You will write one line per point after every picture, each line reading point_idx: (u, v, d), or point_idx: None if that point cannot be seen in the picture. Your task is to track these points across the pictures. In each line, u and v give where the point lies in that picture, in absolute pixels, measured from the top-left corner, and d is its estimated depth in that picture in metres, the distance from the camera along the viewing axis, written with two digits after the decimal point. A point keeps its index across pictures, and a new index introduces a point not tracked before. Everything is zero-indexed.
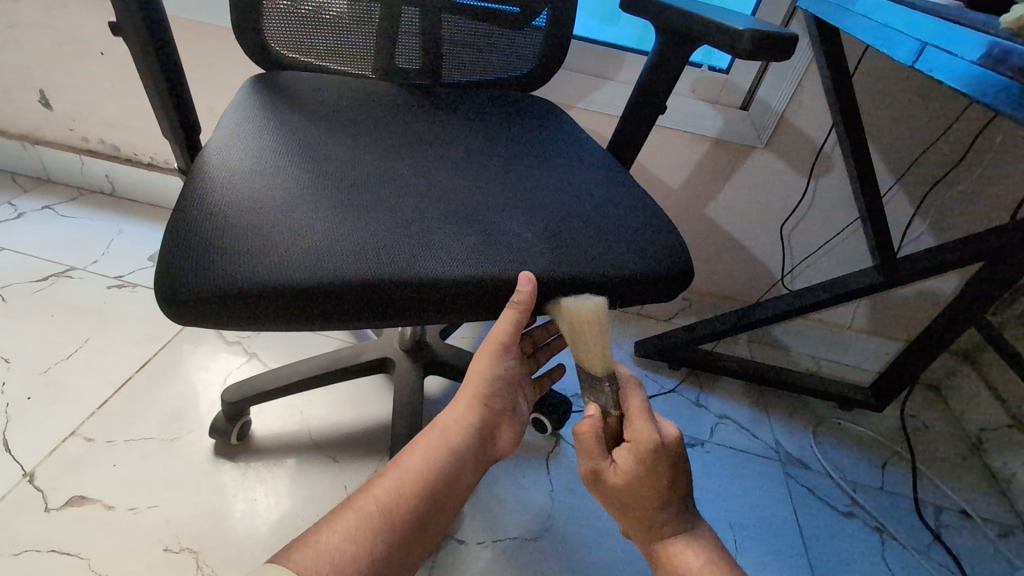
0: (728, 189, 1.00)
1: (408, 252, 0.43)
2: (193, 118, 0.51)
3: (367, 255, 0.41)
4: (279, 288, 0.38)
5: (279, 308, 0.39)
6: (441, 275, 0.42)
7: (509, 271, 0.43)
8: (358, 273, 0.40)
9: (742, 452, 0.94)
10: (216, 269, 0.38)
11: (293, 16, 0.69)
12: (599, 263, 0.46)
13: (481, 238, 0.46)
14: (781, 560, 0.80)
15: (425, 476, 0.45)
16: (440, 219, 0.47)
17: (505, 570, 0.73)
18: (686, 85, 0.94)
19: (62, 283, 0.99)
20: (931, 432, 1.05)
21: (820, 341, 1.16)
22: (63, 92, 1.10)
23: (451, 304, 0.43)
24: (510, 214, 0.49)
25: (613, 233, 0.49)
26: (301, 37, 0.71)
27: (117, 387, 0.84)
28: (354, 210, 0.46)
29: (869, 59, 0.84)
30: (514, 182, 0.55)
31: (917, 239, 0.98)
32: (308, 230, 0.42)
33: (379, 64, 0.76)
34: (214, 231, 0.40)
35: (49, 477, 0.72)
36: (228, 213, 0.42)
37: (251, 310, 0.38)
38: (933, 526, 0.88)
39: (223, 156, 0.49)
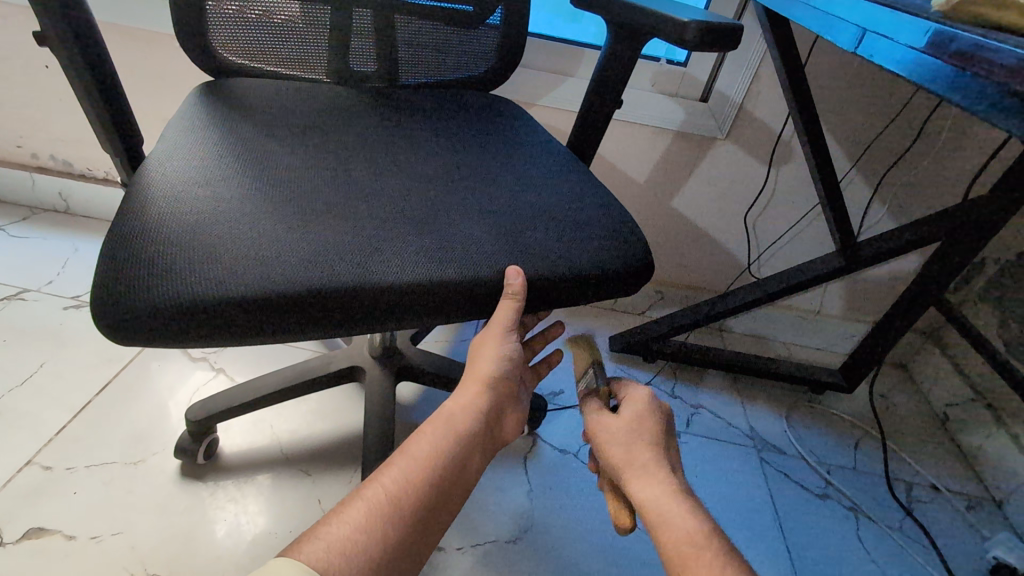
0: (693, 180, 1.01)
1: (358, 258, 0.42)
2: (132, 128, 0.49)
3: (318, 264, 0.40)
4: (225, 302, 0.37)
5: (227, 321, 0.37)
6: (394, 281, 0.41)
7: (464, 272, 0.43)
8: (309, 282, 0.39)
9: (718, 440, 0.95)
10: (159, 284, 0.37)
11: (243, 22, 0.67)
12: (556, 261, 0.46)
13: (437, 241, 0.45)
14: (759, 545, 0.80)
15: (434, 462, 0.43)
16: (393, 222, 0.46)
17: (485, 574, 0.72)
18: (646, 79, 0.94)
19: (14, 307, 0.95)
20: (900, 410, 1.07)
21: (790, 326, 1.18)
22: (7, 107, 1.05)
23: (409, 310, 0.42)
24: (465, 215, 0.49)
25: (571, 230, 0.49)
26: (251, 42, 0.69)
27: (76, 412, 0.81)
28: (304, 218, 0.45)
29: (822, 48, 0.85)
30: (471, 182, 0.54)
31: (877, 222, 1.00)
32: (256, 241, 0.41)
33: (333, 69, 0.74)
34: (156, 245, 0.39)
35: (4, 510, 0.69)
36: (170, 225, 0.41)
37: (195, 326, 0.37)
38: (905, 502, 0.90)
39: (166, 167, 0.48)
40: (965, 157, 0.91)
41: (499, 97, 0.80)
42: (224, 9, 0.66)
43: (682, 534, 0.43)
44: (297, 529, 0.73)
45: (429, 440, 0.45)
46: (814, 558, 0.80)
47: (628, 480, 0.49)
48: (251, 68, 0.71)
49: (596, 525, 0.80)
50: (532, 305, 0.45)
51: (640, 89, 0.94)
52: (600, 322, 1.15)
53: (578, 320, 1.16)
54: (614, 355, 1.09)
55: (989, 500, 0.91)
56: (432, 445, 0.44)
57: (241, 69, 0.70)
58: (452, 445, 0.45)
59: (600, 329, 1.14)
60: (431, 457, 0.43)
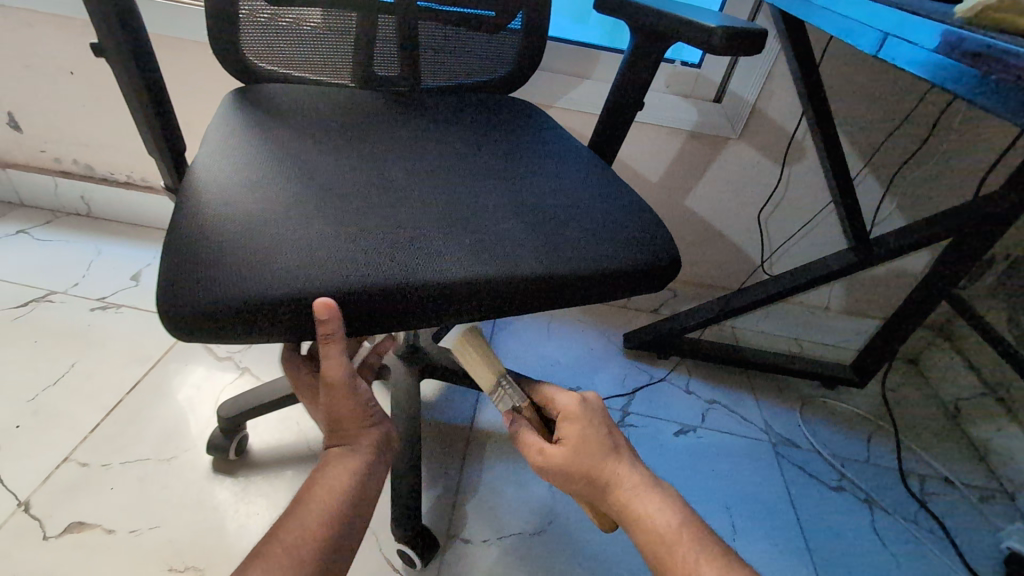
0: (707, 179, 1.02)
1: (403, 258, 0.43)
2: (178, 134, 0.50)
3: (366, 263, 0.42)
4: (283, 300, 0.39)
5: (282, 319, 0.39)
6: (438, 278, 0.43)
7: (504, 269, 0.44)
8: (359, 281, 0.41)
9: (733, 435, 0.97)
10: (220, 283, 0.39)
11: (273, 30, 0.69)
12: (590, 259, 0.47)
13: (476, 240, 0.47)
14: (776, 536, 0.82)
15: (335, 501, 0.45)
16: (434, 223, 0.48)
17: (511, 566, 0.74)
18: (661, 81, 0.96)
19: (43, 308, 0.97)
20: (912, 404, 1.09)
21: (801, 323, 1.20)
22: (32, 112, 1.07)
23: (451, 307, 0.44)
24: (501, 216, 0.50)
25: (602, 230, 0.51)
26: (280, 49, 0.71)
27: (108, 410, 0.83)
28: (348, 220, 0.47)
29: (835, 49, 0.87)
30: (502, 184, 0.56)
31: (888, 220, 1.02)
32: (305, 241, 0.43)
33: (358, 74, 0.76)
34: (214, 246, 0.41)
35: (45, 505, 0.71)
36: (224, 226, 0.43)
37: (254, 323, 0.39)
38: (918, 494, 0.91)
39: (212, 172, 0.49)
40: (975, 155, 0.93)
41: (518, 100, 0.82)
42: (255, 17, 0.67)
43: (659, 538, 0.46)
44: None
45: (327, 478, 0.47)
46: (831, 549, 0.82)
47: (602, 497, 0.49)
48: (279, 74, 0.73)
49: None
50: (564, 300, 0.47)
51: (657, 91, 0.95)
52: (614, 320, 1.17)
53: (593, 318, 1.17)
54: (628, 352, 1.10)
55: (1001, 491, 0.93)
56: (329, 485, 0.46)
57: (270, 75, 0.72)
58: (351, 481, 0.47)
59: (615, 326, 1.16)
60: (332, 497, 0.45)
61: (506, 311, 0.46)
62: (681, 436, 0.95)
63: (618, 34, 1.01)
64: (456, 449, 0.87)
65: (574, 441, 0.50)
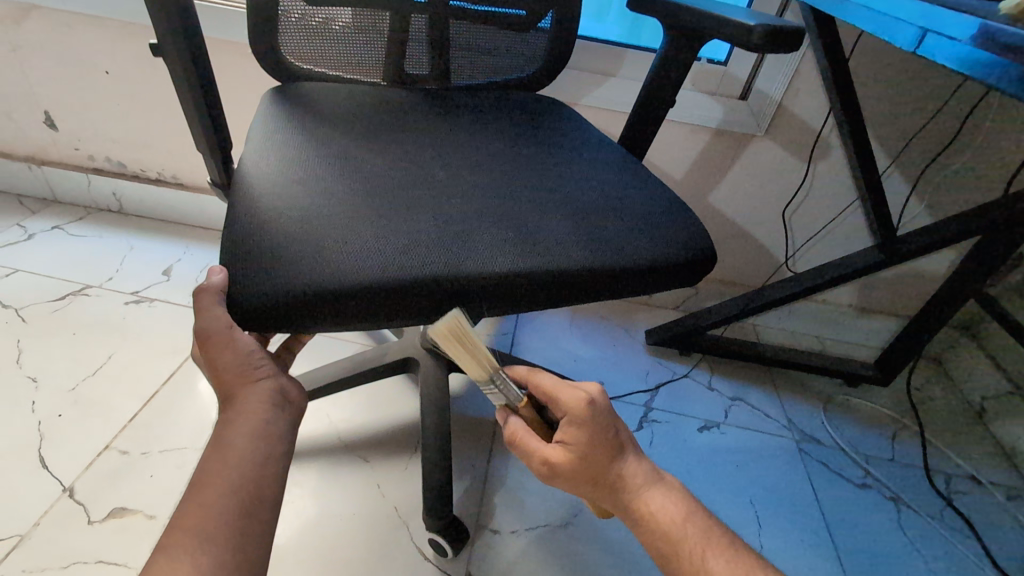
0: (731, 176, 1.03)
1: (450, 251, 0.45)
2: (227, 131, 0.52)
3: (417, 256, 0.43)
4: (342, 292, 0.40)
5: (341, 310, 0.41)
6: (484, 271, 0.44)
7: (546, 262, 0.45)
8: (413, 272, 0.42)
9: (756, 432, 0.97)
10: (283, 276, 0.40)
11: (305, 29, 0.71)
12: (629, 253, 0.48)
13: (520, 234, 0.48)
14: (802, 532, 0.83)
15: (231, 465, 0.41)
16: (478, 217, 0.49)
17: (540, 557, 0.75)
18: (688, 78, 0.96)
19: (79, 302, 1.00)
20: (937, 404, 1.08)
21: (823, 321, 1.20)
22: (69, 111, 1.10)
23: (498, 300, 0.45)
24: (540, 211, 0.51)
25: (640, 224, 0.51)
26: (311, 49, 0.72)
27: (145, 400, 0.85)
28: (394, 213, 0.48)
29: (864, 46, 0.87)
30: (540, 179, 0.57)
31: (914, 218, 1.02)
32: (358, 235, 0.44)
33: (387, 74, 0.78)
34: (272, 239, 0.42)
35: (88, 491, 0.73)
36: (280, 221, 0.44)
37: (315, 313, 0.40)
38: (944, 492, 0.91)
39: (261, 167, 0.51)
40: (1005, 152, 0.92)
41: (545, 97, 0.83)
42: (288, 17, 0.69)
43: (665, 535, 0.46)
44: (361, 512, 0.76)
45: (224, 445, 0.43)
46: (857, 545, 0.82)
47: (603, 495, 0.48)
48: (310, 72, 0.74)
49: None
50: (604, 293, 0.48)
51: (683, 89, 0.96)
52: (636, 317, 1.18)
53: (614, 315, 1.18)
54: (650, 348, 1.11)
55: None
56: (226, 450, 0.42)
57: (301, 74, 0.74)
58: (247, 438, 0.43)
59: (637, 323, 1.17)
60: (227, 463, 0.41)
61: (547, 303, 0.47)
62: (704, 433, 0.95)
63: (639, 23, 1.01)
64: (483, 442, 0.88)
65: (580, 445, 0.46)
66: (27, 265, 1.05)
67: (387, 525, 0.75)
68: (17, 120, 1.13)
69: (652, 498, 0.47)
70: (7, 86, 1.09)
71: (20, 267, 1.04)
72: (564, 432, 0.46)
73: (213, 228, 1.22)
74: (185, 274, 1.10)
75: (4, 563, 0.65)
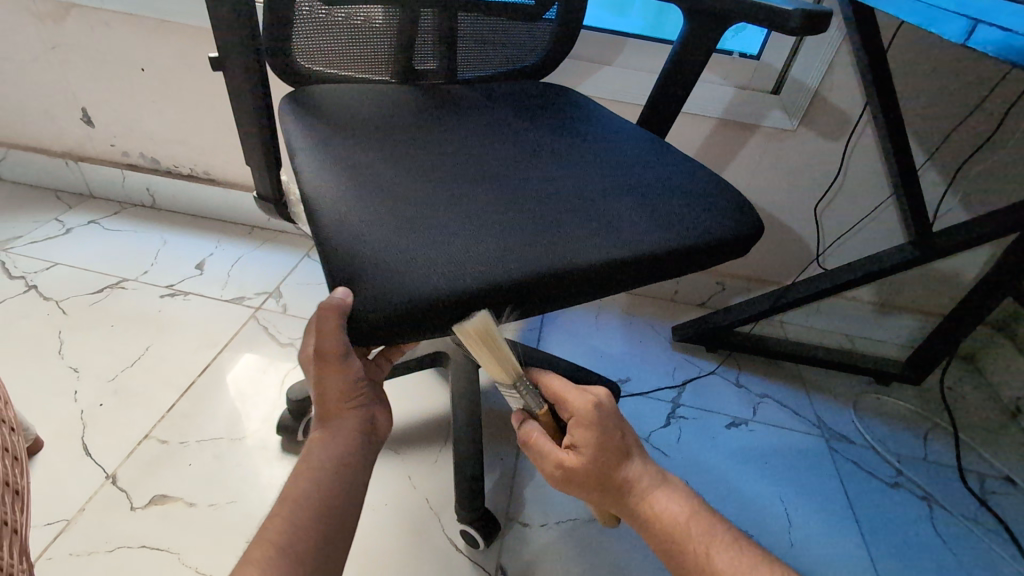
0: (761, 171, 1.02)
1: (502, 240, 0.43)
2: None
3: (480, 241, 0.42)
4: (433, 289, 0.38)
5: (438, 311, 0.38)
6: (541, 259, 0.42)
7: (604, 249, 0.44)
8: (491, 262, 0.41)
9: (785, 429, 0.96)
10: (366, 274, 0.38)
11: (321, 28, 0.66)
12: (678, 237, 0.47)
13: (565, 217, 0.47)
14: (832, 531, 0.82)
15: (312, 491, 0.46)
16: (523, 202, 0.49)
17: (570, 549, 0.75)
18: (726, 74, 0.96)
19: (117, 294, 1.02)
20: (971, 403, 1.06)
21: (853, 318, 1.18)
22: (105, 108, 1.13)
23: (580, 290, 0.43)
24: (582, 196, 0.50)
25: (685, 207, 0.51)
26: (327, 47, 0.68)
27: (182, 391, 0.87)
28: (435, 200, 0.47)
29: (903, 37, 0.85)
30: (577, 166, 0.56)
31: (951, 213, 1.00)
32: (411, 221, 0.43)
33: (395, 69, 0.75)
34: (333, 229, 0.42)
35: (130, 479, 0.75)
36: (338, 213, 0.43)
37: (412, 317, 0.37)
38: (979, 492, 0.90)
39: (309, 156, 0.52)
40: None
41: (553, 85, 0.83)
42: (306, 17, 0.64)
43: (671, 533, 0.46)
44: (393, 502, 0.78)
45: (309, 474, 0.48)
46: (890, 544, 0.81)
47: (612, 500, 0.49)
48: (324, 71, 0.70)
49: None
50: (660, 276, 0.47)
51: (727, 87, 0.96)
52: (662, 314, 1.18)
53: (640, 311, 1.18)
54: (676, 344, 1.11)
55: None
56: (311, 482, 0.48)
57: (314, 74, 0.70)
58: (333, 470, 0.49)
59: (663, 320, 1.17)
60: (308, 489, 0.46)
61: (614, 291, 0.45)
62: (732, 429, 0.95)
63: (663, 18, 1.00)
64: (512, 435, 0.89)
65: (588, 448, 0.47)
66: (66, 259, 1.08)
67: (419, 515, 0.76)
68: (56, 117, 1.16)
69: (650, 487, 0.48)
70: (47, 84, 1.11)
71: (60, 260, 1.07)
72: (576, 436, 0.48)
73: (243, 222, 1.24)
74: (217, 268, 1.12)
75: (54, 546, 0.68)
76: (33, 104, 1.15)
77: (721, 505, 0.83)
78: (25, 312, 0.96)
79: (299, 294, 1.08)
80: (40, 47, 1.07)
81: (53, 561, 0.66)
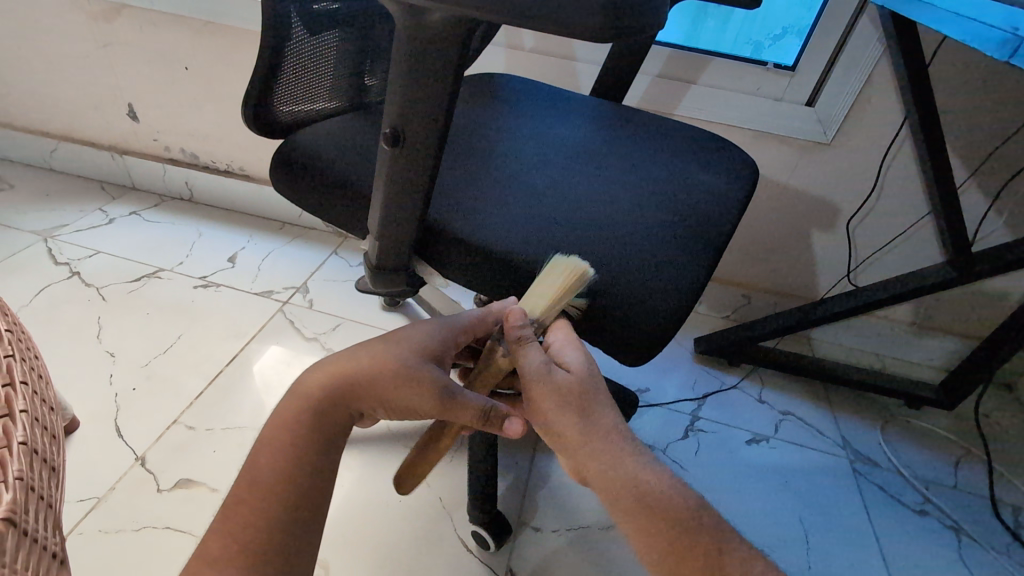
0: (792, 184, 1.00)
1: (574, 244, 0.45)
2: (292, 148, 0.52)
3: (583, 233, 0.47)
4: (630, 275, 0.43)
5: (651, 290, 0.43)
6: (644, 243, 0.47)
7: (618, 267, 0.44)
8: (633, 245, 0.46)
9: (808, 448, 0.94)
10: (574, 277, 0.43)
11: (288, 61, 0.51)
12: (690, 264, 0.46)
13: (584, 226, 0.48)
14: (855, 556, 0.80)
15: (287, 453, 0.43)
16: (542, 209, 0.49)
17: (580, 558, 0.75)
18: (657, 65, 0.95)
19: (153, 284, 1.06)
20: (1008, 431, 1.02)
21: (886, 338, 1.15)
22: (150, 105, 1.18)
23: (714, 244, 0.49)
24: (600, 210, 0.50)
25: (701, 210, 0.53)
26: (284, 86, 0.53)
27: (210, 379, 0.90)
28: (459, 210, 0.48)
29: (946, 50, 0.83)
30: (599, 174, 0.56)
31: (992, 233, 0.96)
32: (474, 231, 0.46)
33: (346, 99, 0.60)
34: (454, 242, 0.46)
35: (158, 461, 0.78)
36: (448, 229, 0.46)
37: (644, 298, 0.42)
38: (1012, 526, 0.86)
39: (329, 146, 0.53)
40: None
41: (513, 79, 0.76)
42: (270, 49, 0.49)
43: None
44: (407, 500, 0.79)
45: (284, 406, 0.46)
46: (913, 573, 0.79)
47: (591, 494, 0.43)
48: (276, 119, 0.54)
49: None
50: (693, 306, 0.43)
51: (649, 74, 0.96)
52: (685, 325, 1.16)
53: None
54: (698, 357, 1.09)
55: None
56: (276, 416, 0.45)
57: (268, 127, 0.54)
58: (296, 415, 0.44)
59: (684, 331, 1.15)
60: (284, 448, 0.43)
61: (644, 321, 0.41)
62: (753, 446, 0.93)
63: (699, 29, 0.96)
64: (527, 441, 0.89)
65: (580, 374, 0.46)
66: (108, 248, 1.13)
67: (431, 515, 0.77)
68: (104, 112, 1.22)
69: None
70: (97, 80, 1.17)
71: (102, 249, 1.12)
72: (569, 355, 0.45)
73: (274, 218, 1.28)
74: (248, 262, 1.15)
75: (85, 522, 0.71)
76: (84, 100, 1.21)
77: (738, 522, 0.82)
78: (68, 296, 1.01)
79: (325, 290, 1.11)
80: (94, 45, 1.12)
81: (83, 536, 0.69)
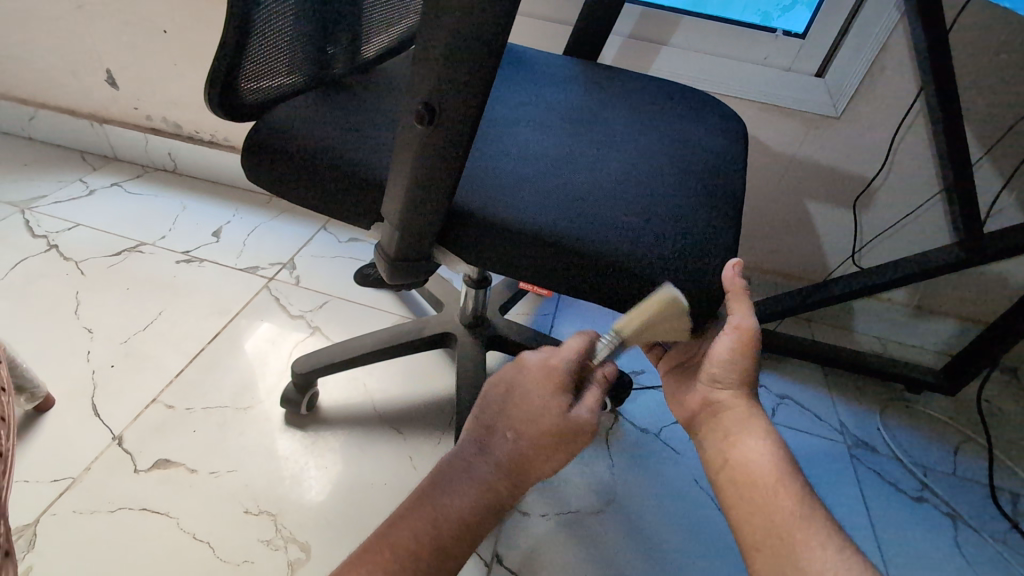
0: (797, 160, 0.96)
1: (596, 219, 0.44)
2: (263, 132, 0.47)
3: (602, 209, 0.45)
4: (668, 259, 0.42)
5: (696, 275, 0.42)
6: (666, 222, 0.45)
7: (635, 250, 0.42)
8: (654, 224, 0.44)
9: (806, 434, 0.92)
10: (614, 260, 0.42)
11: (262, 40, 0.44)
12: (714, 246, 0.45)
13: (594, 201, 0.45)
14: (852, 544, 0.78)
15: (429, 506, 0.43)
16: (549, 180, 0.47)
17: (569, 542, 0.74)
18: (629, 25, 0.91)
19: (134, 258, 1.03)
20: (1010, 417, 1.00)
21: (888, 322, 1.12)
22: (129, 71, 1.13)
23: (721, 219, 0.47)
24: (613, 186, 0.48)
25: (705, 182, 0.51)
26: (256, 63, 0.45)
27: (191, 356, 0.88)
28: (475, 186, 0.45)
29: (967, 18, 0.77)
30: (606, 138, 0.55)
31: (1006, 214, 0.92)
32: (507, 208, 0.44)
33: (318, 75, 0.53)
34: (481, 223, 0.43)
35: (135, 442, 0.76)
36: (478, 209, 0.43)
37: (689, 282, 0.42)
38: (1010, 513, 0.85)
39: (295, 119, 0.48)
40: None
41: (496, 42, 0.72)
42: (246, 24, 0.41)
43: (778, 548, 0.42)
44: (391, 482, 0.76)
45: (452, 478, 0.44)
46: (868, 554, 0.77)
47: (735, 455, 0.48)
48: (243, 99, 0.47)
49: (678, 504, 0.80)
50: (712, 292, 0.42)
51: (620, 35, 0.91)
52: None
53: None
54: None
55: None
56: (457, 492, 0.44)
57: (233, 109, 0.46)
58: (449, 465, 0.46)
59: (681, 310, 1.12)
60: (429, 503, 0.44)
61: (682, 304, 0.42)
62: None
63: None
64: None
65: (723, 361, 0.50)
66: (87, 220, 1.09)
67: None
68: (82, 78, 1.17)
69: (751, 456, 0.47)
70: (72, 44, 1.12)
71: (81, 221, 1.08)
72: (741, 320, 0.47)
73: (259, 191, 1.24)
74: (233, 236, 1.11)
75: (58, 502, 0.69)
76: (60, 65, 1.16)
77: None
78: (45, 271, 0.98)
79: (312, 267, 1.07)
80: (67, 7, 1.06)
81: (57, 517, 0.68)
